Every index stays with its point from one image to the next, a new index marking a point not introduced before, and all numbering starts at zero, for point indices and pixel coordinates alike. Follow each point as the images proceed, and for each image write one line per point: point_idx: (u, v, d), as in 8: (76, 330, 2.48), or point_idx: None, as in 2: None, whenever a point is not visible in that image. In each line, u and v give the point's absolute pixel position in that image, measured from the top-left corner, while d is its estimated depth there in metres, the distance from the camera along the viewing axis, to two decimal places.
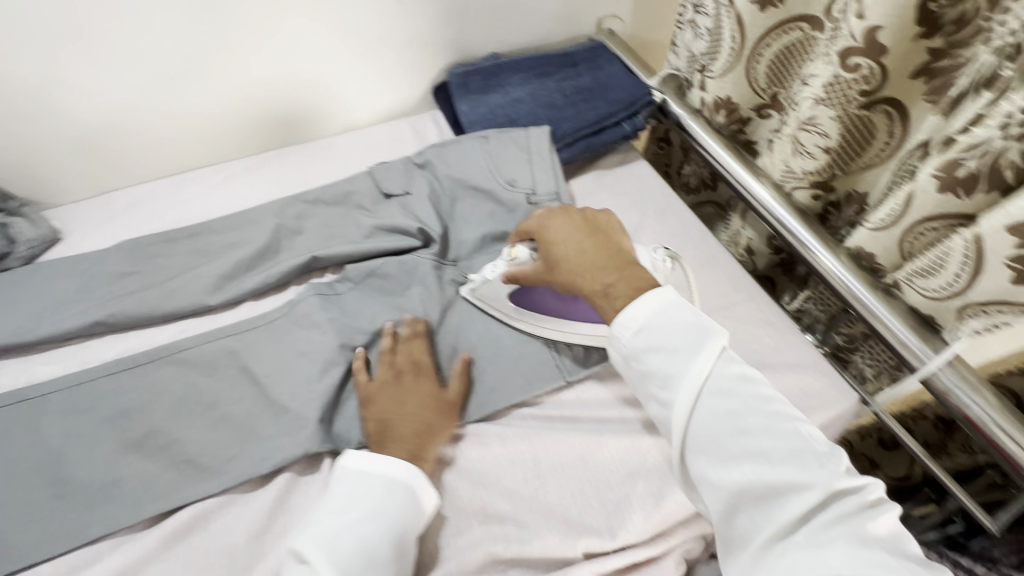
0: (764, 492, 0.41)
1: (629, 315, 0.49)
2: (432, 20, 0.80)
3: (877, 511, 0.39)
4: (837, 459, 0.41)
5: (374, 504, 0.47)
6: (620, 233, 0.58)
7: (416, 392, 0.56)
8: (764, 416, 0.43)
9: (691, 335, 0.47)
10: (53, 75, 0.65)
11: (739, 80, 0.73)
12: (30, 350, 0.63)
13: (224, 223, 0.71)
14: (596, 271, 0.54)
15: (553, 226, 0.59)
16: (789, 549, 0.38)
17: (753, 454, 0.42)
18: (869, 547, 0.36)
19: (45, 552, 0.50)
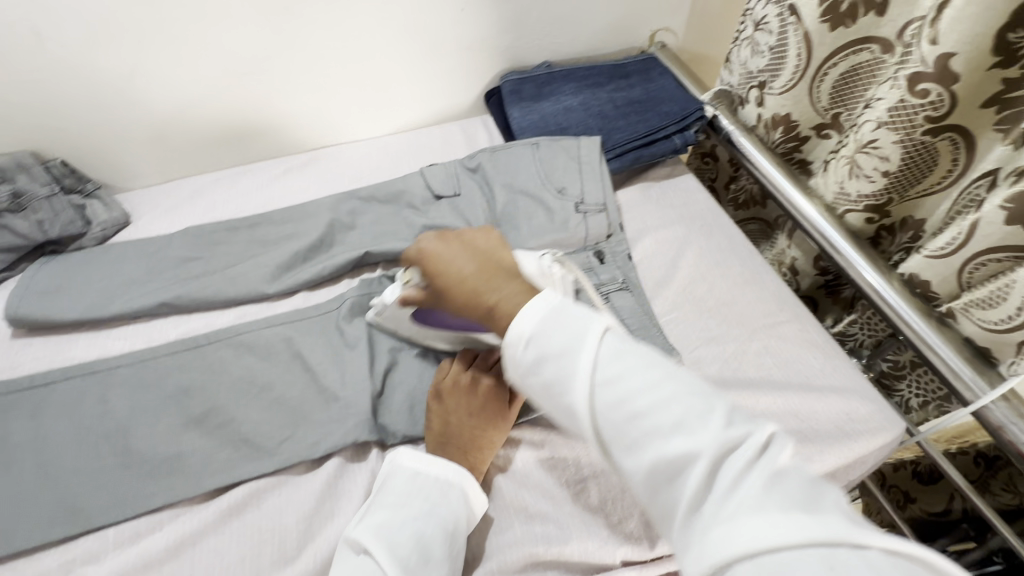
0: (667, 469, 0.34)
1: (514, 332, 0.41)
2: (491, 27, 0.82)
3: (772, 450, 0.33)
4: (717, 408, 0.36)
5: (425, 507, 0.49)
6: (505, 246, 0.51)
7: (484, 406, 0.55)
8: (648, 391, 0.36)
9: (572, 335, 0.39)
10: (135, 67, 0.68)
11: (800, 98, 0.73)
12: (99, 326, 0.66)
13: (282, 215, 0.74)
14: (479, 289, 0.46)
15: (435, 250, 0.51)
16: (704, 529, 0.31)
17: (650, 436, 0.35)
18: (772, 502, 0.30)
19: (110, 517, 0.53)
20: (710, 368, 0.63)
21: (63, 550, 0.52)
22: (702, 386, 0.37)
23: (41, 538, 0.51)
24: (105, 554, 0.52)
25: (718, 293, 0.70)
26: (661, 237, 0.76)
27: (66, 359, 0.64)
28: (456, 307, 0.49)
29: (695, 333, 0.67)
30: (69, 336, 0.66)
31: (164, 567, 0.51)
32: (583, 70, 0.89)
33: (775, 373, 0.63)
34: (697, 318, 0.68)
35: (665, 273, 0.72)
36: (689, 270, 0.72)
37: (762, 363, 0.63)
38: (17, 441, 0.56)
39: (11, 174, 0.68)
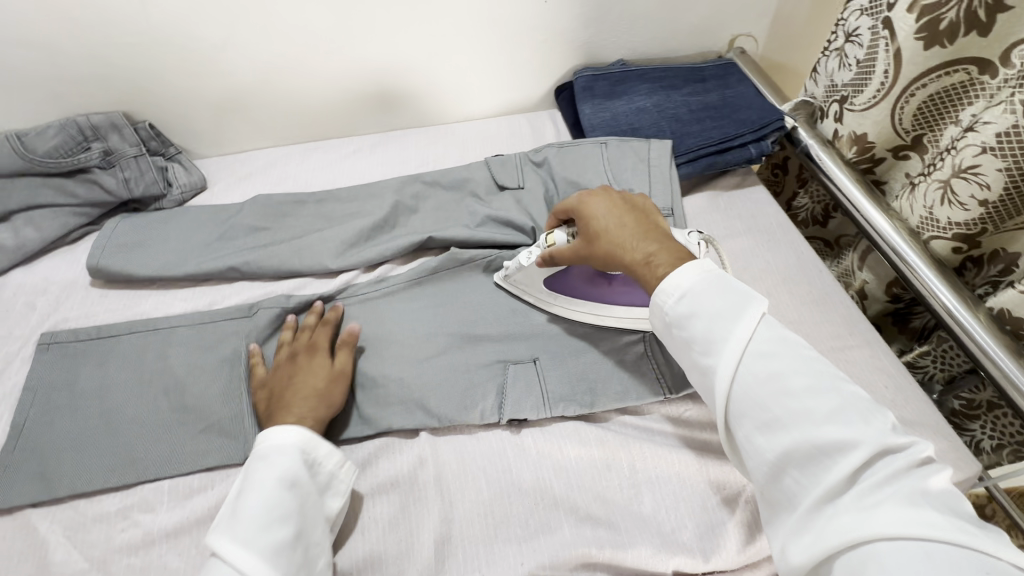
0: (808, 453, 0.36)
1: (670, 283, 0.45)
2: (571, 21, 0.81)
3: (932, 467, 0.35)
4: (881, 415, 0.37)
5: (253, 486, 0.45)
6: (656, 214, 0.55)
7: (307, 368, 0.56)
8: (806, 375, 0.38)
9: (733, 300, 0.42)
10: (229, 39, 0.71)
11: (881, 118, 0.69)
12: (170, 285, 0.69)
13: (348, 194, 0.75)
14: (637, 243, 0.50)
15: (593, 201, 0.55)
16: (837, 513, 0.34)
17: (797, 415, 0.37)
18: (923, 505, 0.32)
19: (166, 470, 0.54)
20: None
21: (121, 496, 0.53)
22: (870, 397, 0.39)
23: (101, 483, 0.53)
24: (160, 504, 0.52)
25: (784, 311, 0.67)
26: (727, 248, 0.74)
27: (139, 313, 0.66)
28: (602, 259, 0.53)
29: None
30: (141, 291, 0.68)
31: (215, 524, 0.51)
32: (659, 71, 0.87)
33: None
34: None
35: None
36: (755, 285, 0.70)
37: None
38: (89, 386, 0.58)
39: (104, 132, 0.71)
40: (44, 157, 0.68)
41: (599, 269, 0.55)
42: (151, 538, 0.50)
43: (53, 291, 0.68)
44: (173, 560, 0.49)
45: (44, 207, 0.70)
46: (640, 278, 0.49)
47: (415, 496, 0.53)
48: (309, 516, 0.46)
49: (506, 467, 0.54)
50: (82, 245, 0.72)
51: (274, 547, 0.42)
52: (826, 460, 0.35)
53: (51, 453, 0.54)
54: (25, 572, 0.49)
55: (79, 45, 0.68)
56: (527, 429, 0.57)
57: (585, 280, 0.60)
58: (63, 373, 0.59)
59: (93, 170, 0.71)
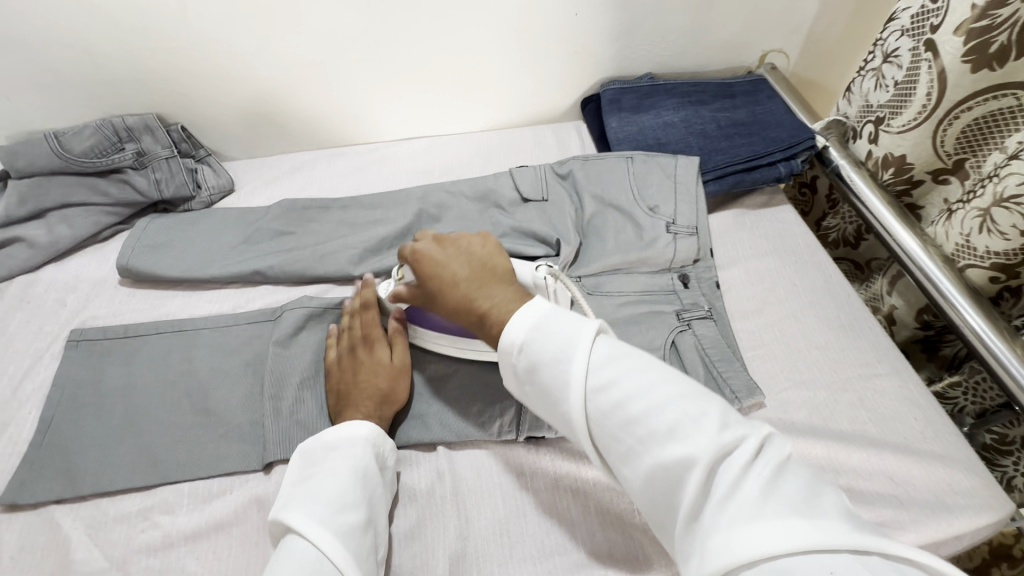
0: (665, 475, 0.36)
1: (507, 339, 0.44)
2: (601, 33, 0.81)
3: (767, 453, 0.35)
4: (710, 414, 0.36)
5: (325, 472, 0.47)
6: (500, 252, 0.53)
7: (368, 362, 0.57)
8: (640, 397, 0.38)
9: (561, 342, 0.42)
10: (263, 45, 0.72)
11: (921, 140, 0.68)
12: (195, 286, 0.70)
13: (372, 201, 0.75)
14: (471, 294, 0.49)
15: (429, 252, 0.53)
16: (706, 536, 0.33)
17: (646, 441, 0.37)
18: (773, 511, 0.31)
19: (185, 473, 0.54)
20: (797, 413, 0.60)
21: (142, 497, 0.53)
22: (696, 388, 0.39)
23: (123, 483, 0.53)
24: (180, 507, 0.53)
25: (810, 335, 0.66)
26: (752, 268, 0.73)
27: (165, 314, 0.67)
28: (447, 312, 0.51)
29: (783, 373, 0.63)
30: (168, 292, 0.69)
31: (234, 529, 0.51)
32: (687, 85, 0.86)
33: (870, 430, 0.59)
34: (787, 357, 0.64)
35: (754, 305, 0.69)
36: (780, 307, 0.69)
37: (856, 419, 0.59)
38: (114, 385, 0.59)
39: (138, 134, 0.73)
40: (79, 157, 0.70)
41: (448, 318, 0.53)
42: (170, 540, 0.51)
43: (83, 289, 0.69)
44: (192, 563, 0.50)
45: (78, 205, 0.71)
46: (483, 331, 0.48)
47: (432, 510, 0.53)
48: (375, 505, 0.48)
49: (522, 485, 0.54)
50: (112, 244, 0.73)
51: (348, 528, 0.43)
52: (680, 478, 0.35)
53: (77, 450, 0.55)
54: (47, 568, 0.49)
55: (118, 47, 0.69)
56: (545, 447, 0.56)
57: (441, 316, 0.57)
58: (90, 371, 0.60)
59: (126, 171, 0.72)
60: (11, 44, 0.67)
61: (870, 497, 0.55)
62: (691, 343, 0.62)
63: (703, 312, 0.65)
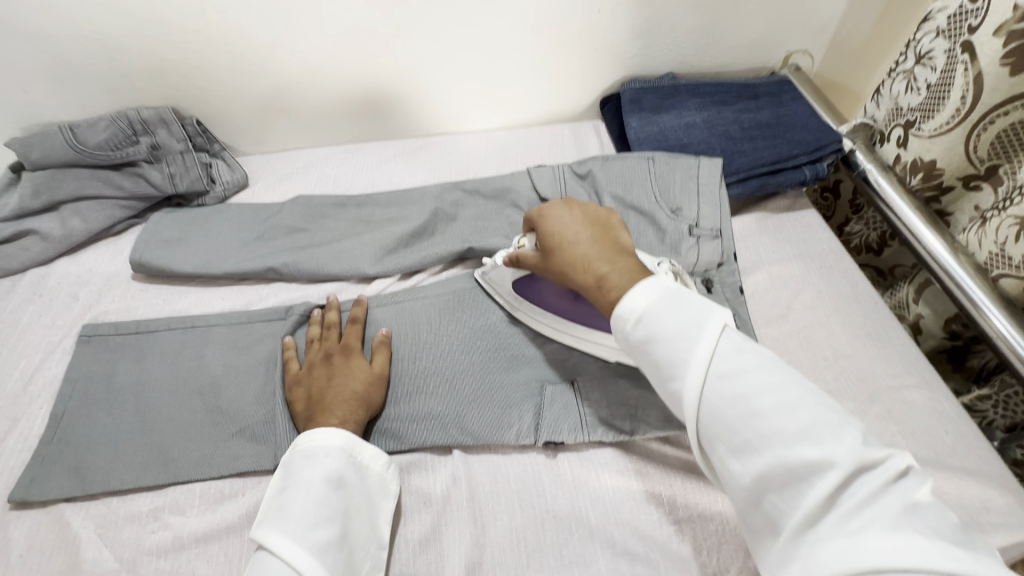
0: (784, 476, 0.34)
1: (627, 306, 0.42)
2: (623, 31, 0.79)
3: (908, 481, 0.32)
4: (850, 427, 0.34)
5: (299, 485, 0.46)
6: (623, 225, 0.52)
7: (345, 369, 0.56)
8: (774, 395, 0.36)
9: (690, 320, 0.40)
10: (282, 39, 0.71)
11: (953, 145, 0.65)
12: (208, 282, 0.69)
13: (388, 198, 0.74)
14: (590, 261, 0.48)
15: (554, 215, 0.53)
16: (820, 539, 0.32)
17: (770, 438, 0.35)
18: (908, 528, 0.30)
19: (195, 473, 0.53)
20: None
21: (152, 496, 0.52)
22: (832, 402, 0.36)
23: (133, 481, 0.52)
24: (191, 508, 0.52)
25: (836, 344, 0.64)
26: (776, 273, 0.71)
27: (177, 310, 0.66)
28: (562, 275, 0.51)
29: (809, 382, 0.61)
30: (180, 287, 0.68)
31: (245, 532, 0.50)
32: (709, 85, 0.85)
33: (898, 442, 0.57)
34: (812, 366, 0.63)
35: (779, 312, 0.67)
36: (805, 314, 0.67)
37: (884, 431, 0.58)
38: (125, 381, 0.58)
39: (153, 127, 0.72)
40: (94, 150, 0.70)
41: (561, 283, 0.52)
42: (180, 542, 0.50)
43: (95, 283, 0.68)
44: (203, 567, 0.49)
45: (91, 198, 0.70)
46: (593, 300, 0.47)
47: (448, 516, 0.51)
48: (353, 516, 0.47)
49: (541, 493, 0.52)
50: (125, 238, 0.73)
51: (323, 544, 0.43)
52: (802, 481, 0.33)
53: (86, 447, 0.54)
54: (56, 568, 0.48)
55: (136, 38, 0.68)
56: (564, 454, 0.55)
57: (553, 294, 0.57)
58: (101, 367, 0.59)
59: (140, 164, 0.71)
60: (27, 34, 0.66)
61: None
62: None
63: None
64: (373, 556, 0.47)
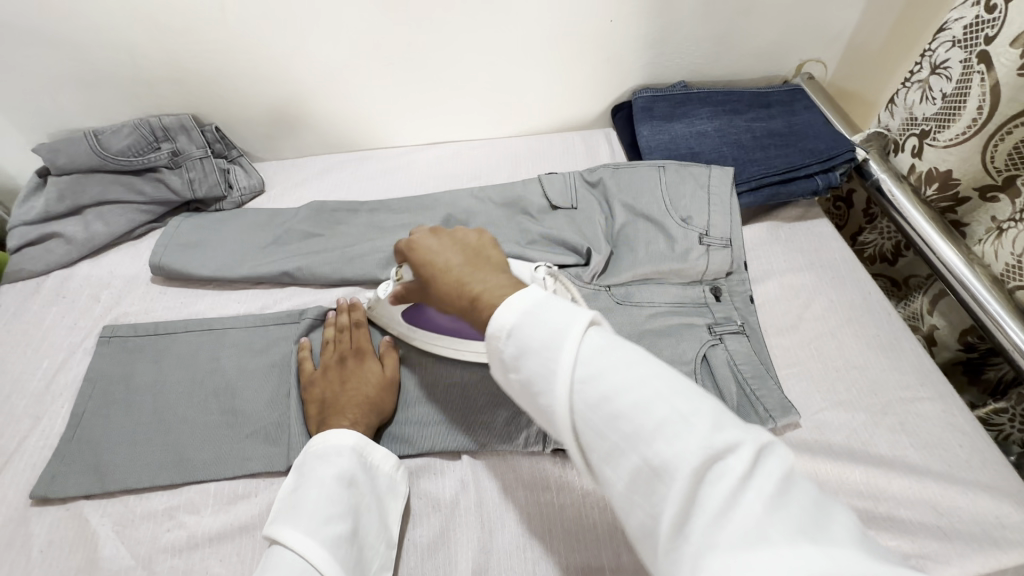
0: (647, 475, 0.31)
1: (496, 322, 0.37)
2: (635, 40, 0.80)
3: (766, 466, 0.29)
4: (702, 413, 0.31)
5: (312, 483, 0.46)
6: (494, 245, 0.49)
7: (359, 373, 0.57)
8: (631, 388, 0.32)
9: (555, 326, 0.35)
10: (300, 47, 0.72)
11: (969, 155, 0.65)
12: (225, 285, 0.70)
13: (401, 204, 0.75)
14: (461, 282, 0.43)
15: (422, 243, 0.50)
16: (697, 557, 0.28)
17: (630, 439, 0.31)
18: (777, 533, 0.27)
19: (209, 473, 0.54)
20: (835, 436, 0.58)
21: (168, 495, 0.53)
22: (690, 384, 0.33)
23: (149, 480, 0.53)
24: (206, 507, 0.53)
25: (848, 355, 0.64)
26: (787, 282, 0.71)
27: (195, 313, 0.68)
28: (440, 302, 0.46)
29: (819, 393, 0.61)
30: (198, 291, 0.70)
31: (258, 532, 0.51)
32: (721, 94, 0.85)
33: (911, 455, 0.56)
34: (822, 376, 0.62)
35: (789, 321, 0.67)
36: (816, 324, 0.67)
37: (896, 444, 0.57)
38: (142, 382, 0.59)
39: (174, 133, 0.74)
40: (116, 155, 0.71)
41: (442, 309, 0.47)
42: (195, 541, 0.51)
43: (116, 286, 0.70)
44: (215, 566, 0.49)
45: (114, 202, 0.72)
46: (473, 321, 0.42)
47: (456, 520, 0.52)
48: (364, 515, 0.47)
49: (547, 499, 0.53)
50: (144, 242, 0.74)
51: (334, 539, 0.43)
52: (662, 482, 0.30)
53: (106, 446, 0.55)
54: (75, 564, 0.49)
55: (158, 45, 0.70)
56: (572, 461, 0.55)
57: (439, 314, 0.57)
58: (121, 367, 0.61)
59: (161, 170, 0.73)
60: (54, 43, 0.68)
61: (911, 527, 0.52)
62: (723, 358, 0.61)
63: (737, 327, 0.63)
64: (384, 558, 0.48)
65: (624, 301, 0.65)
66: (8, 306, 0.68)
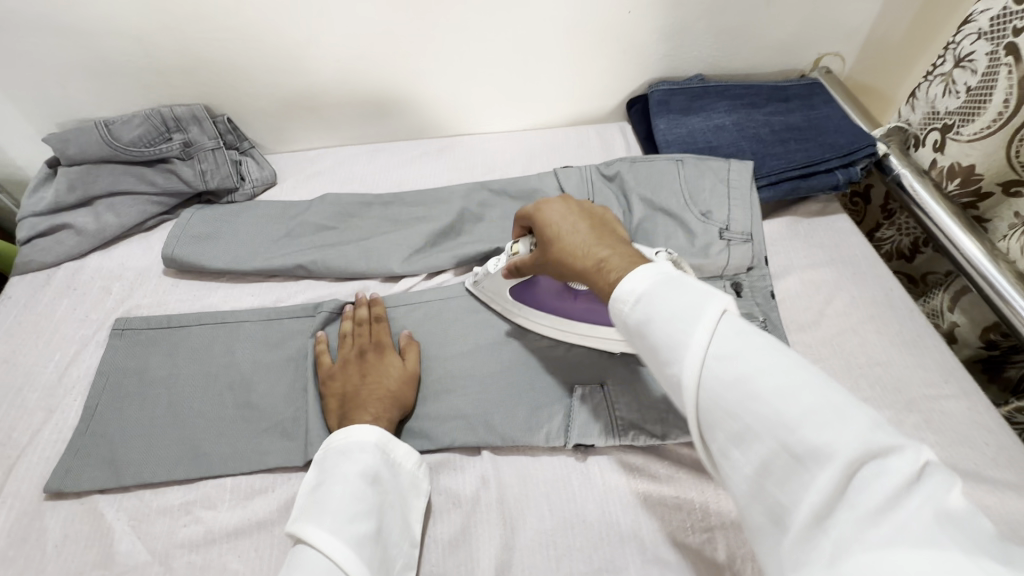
0: (785, 464, 0.30)
1: (626, 287, 0.39)
2: (653, 32, 0.79)
3: (934, 478, 0.28)
4: (859, 410, 0.30)
5: (335, 480, 0.46)
6: (617, 222, 0.51)
7: (378, 367, 0.56)
8: (777, 374, 0.32)
9: (690, 299, 0.36)
10: (314, 37, 0.71)
11: (994, 149, 0.64)
12: (237, 278, 0.69)
13: (415, 197, 0.74)
14: (590, 249, 0.46)
15: (549, 210, 0.51)
16: (840, 552, 0.27)
17: (772, 424, 0.31)
18: (949, 542, 0.25)
19: (225, 468, 0.53)
20: None
21: (184, 490, 0.53)
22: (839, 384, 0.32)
23: (165, 475, 0.53)
24: (222, 503, 0.52)
25: (871, 351, 0.63)
26: (807, 278, 0.70)
27: (207, 306, 0.67)
28: (562, 267, 0.48)
29: (843, 390, 0.60)
30: (210, 284, 0.69)
31: (276, 528, 0.50)
32: (739, 88, 0.84)
33: (937, 453, 0.56)
34: (845, 374, 0.61)
35: (811, 317, 0.66)
36: (837, 320, 0.66)
37: (922, 442, 0.56)
38: (156, 376, 0.59)
39: (186, 124, 0.73)
40: (128, 146, 0.70)
41: (557, 275, 0.50)
42: (212, 537, 0.50)
43: (128, 278, 0.69)
44: (233, 561, 0.49)
45: (125, 193, 0.71)
46: (594, 287, 0.44)
47: (477, 517, 0.51)
48: (387, 513, 0.47)
49: (570, 496, 0.52)
50: (156, 234, 0.73)
51: (358, 538, 0.43)
52: (804, 470, 0.29)
53: (120, 440, 0.55)
54: (90, 559, 0.49)
55: (168, 34, 0.69)
56: (594, 458, 0.54)
57: (552, 293, 0.57)
58: (134, 361, 0.60)
59: (173, 161, 0.72)
60: (64, 30, 0.67)
61: None
62: None
63: (758, 322, 0.63)
64: (407, 554, 0.47)
65: None
66: (18, 298, 0.67)
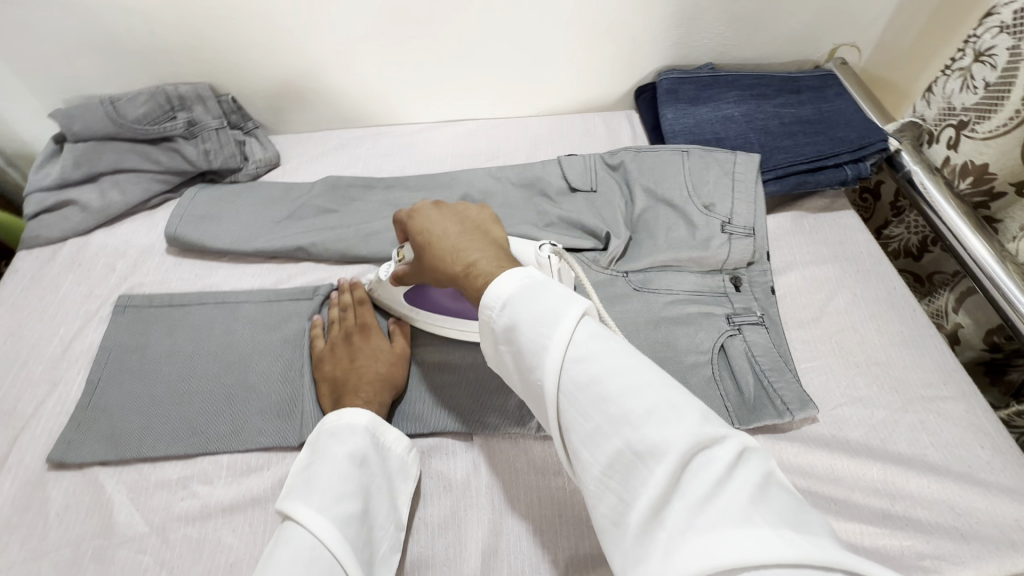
0: (627, 461, 0.31)
1: (493, 293, 0.38)
2: (664, 18, 0.77)
3: (750, 458, 0.31)
4: (691, 405, 0.32)
5: (325, 460, 0.46)
6: (496, 224, 0.50)
7: (368, 351, 0.57)
8: (625, 376, 0.33)
9: (553, 304, 0.36)
10: (319, 17, 0.70)
11: (1010, 147, 0.62)
12: (238, 259, 0.70)
13: (418, 182, 0.73)
14: (457, 252, 0.44)
15: (423, 214, 0.50)
16: (674, 540, 0.28)
17: (616, 422, 0.32)
18: (759, 519, 0.28)
19: (221, 446, 0.54)
20: (854, 432, 0.57)
21: (182, 465, 0.54)
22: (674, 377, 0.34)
23: (164, 450, 0.54)
24: (218, 479, 0.53)
25: (871, 350, 0.62)
26: (810, 274, 0.69)
27: (209, 285, 0.68)
28: (436, 272, 0.47)
29: (839, 388, 0.60)
30: (212, 263, 0.69)
31: (270, 505, 0.51)
32: (750, 78, 0.82)
33: (931, 454, 0.55)
34: (842, 372, 0.61)
35: (811, 314, 0.66)
36: (838, 317, 0.65)
37: (917, 441, 0.56)
38: (157, 353, 0.60)
39: (190, 103, 0.73)
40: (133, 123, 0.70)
41: (436, 281, 0.49)
42: (207, 511, 0.51)
43: (132, 255, 0.70)
44: (228, 536, 0.50)
45: (129, 171, 0.72)
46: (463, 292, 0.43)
47: (466, 502, 0.52)
48: (374, 495, 0.47)
49: (560, 484, 0.52)
50: (160, 212, 0.74)
51: (345, 517, 0.43)
52: (643, 468, 0.30)
53: (121, 415, 0.56)
54: (90, 529, 0.50)
55: (172, 12, 0.68)
56: None
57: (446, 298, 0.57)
58: (137, 337, 0.61)
59: (177, 140, 0.72)
60: (71, 8, 0.67)
61: (926, 527, 0.52)
62: (741, 349, 0.60)
63: (756, 318, 0.62)
64: (393, 537, 0.48)
65: (643, 289, 0.64)
66: (26, 273, 0.68)
